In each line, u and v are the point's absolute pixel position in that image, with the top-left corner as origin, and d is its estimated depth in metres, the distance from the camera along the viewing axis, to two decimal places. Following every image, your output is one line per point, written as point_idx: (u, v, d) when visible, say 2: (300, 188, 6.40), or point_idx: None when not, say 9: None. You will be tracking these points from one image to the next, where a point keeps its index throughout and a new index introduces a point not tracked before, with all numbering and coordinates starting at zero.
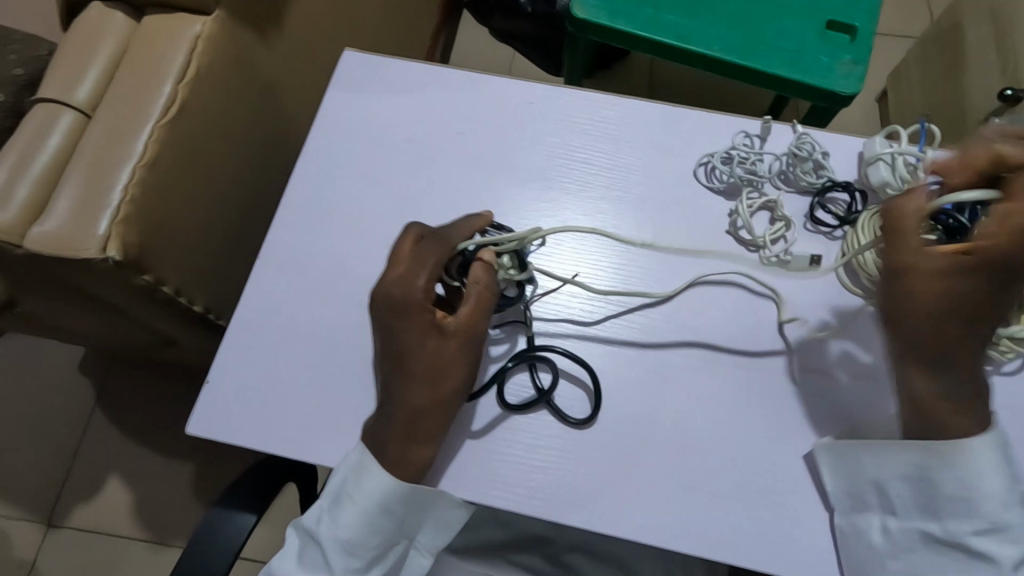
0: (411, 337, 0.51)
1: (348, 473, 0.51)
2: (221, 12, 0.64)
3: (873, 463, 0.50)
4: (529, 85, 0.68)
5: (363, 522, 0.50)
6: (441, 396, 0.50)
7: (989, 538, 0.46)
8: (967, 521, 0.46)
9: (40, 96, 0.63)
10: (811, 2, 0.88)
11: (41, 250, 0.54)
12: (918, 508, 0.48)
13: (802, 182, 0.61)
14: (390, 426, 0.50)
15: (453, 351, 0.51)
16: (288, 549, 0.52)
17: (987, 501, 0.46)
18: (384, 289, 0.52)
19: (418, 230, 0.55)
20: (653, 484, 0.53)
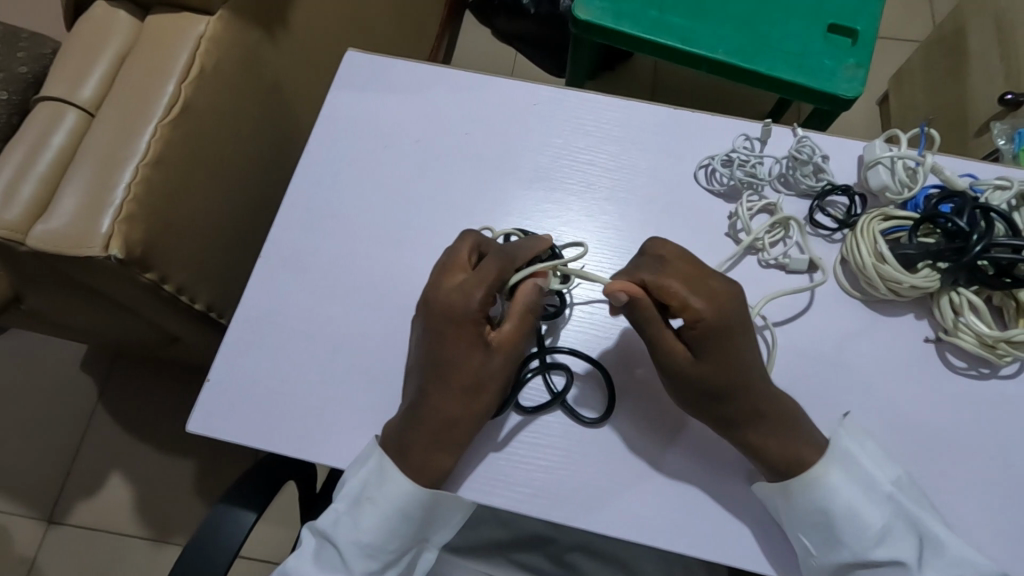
0: (458, 350, 0.51)
1: (367, 477, 0.51)
2: (225, 12, 0.64)
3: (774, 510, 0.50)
4: (532, 87, 0.68)
5: (381, 527, 0.50)
6: (474, 410, 0.51)
7: (888, 545, 0.47)
8: (863, 537, 0.47)
9: (45, 93, 0.63)
10: (814, 5, 0.88)
11: (46, 247, 0.55)
12: (821, 543, 0.48)
13: (802, 185, 0.61)
14: (416, 433, 0.51)
15: (494, 366, 0.52)
16: (303, 549, 0.53)
17: (865, 508, 0.48)
18: (438, 296, 0.52)
19: (476, 239, 0.55)
20: (653, 484, 0.53)
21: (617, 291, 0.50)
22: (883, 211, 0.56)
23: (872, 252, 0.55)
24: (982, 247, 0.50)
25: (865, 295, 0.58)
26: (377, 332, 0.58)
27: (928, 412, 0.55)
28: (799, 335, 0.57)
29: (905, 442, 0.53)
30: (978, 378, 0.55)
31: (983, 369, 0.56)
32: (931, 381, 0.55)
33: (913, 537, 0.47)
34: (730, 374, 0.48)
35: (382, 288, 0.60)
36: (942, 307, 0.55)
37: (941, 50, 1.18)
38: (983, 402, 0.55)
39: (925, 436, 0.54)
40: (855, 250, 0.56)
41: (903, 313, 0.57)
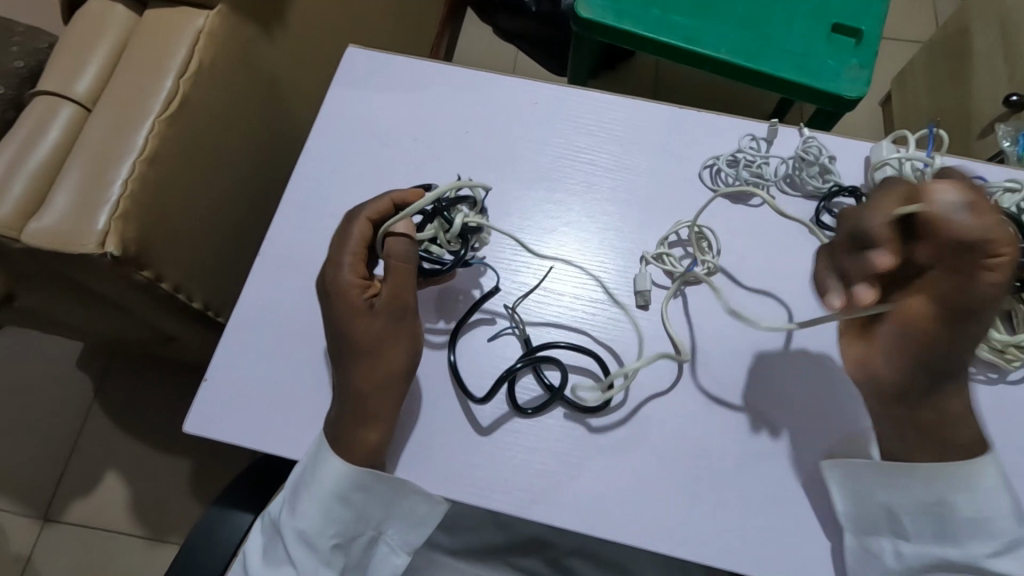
0: (347, 319, 0.52)
1: (305, 462, 0.52)
2: (224, 7, 0.63)
3: (902, 492, 0.50)
4: (535, 85, 0.67)
5: (318, 510, 0.50)
6: (382, 373, 0.51)
7: (996, 556, 0.48)
8: (983, 545, 0.48)
9: (39, 88, 0.62)
10: (819, 4, 0.87)
11: (40, 244, 0.54)
12: (933, 534, 0.50)
13: (808, 187, 0.61)
14: (364, 414, 0.50)
15: (390, 329, 0.52)
16: (253, 545, 0.53)
17: (1003, 520, 0.48)
18: (322, 277, 0.54)
19: (358, 211, 0.53)
20: (655, 490, 0.52)
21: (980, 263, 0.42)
22: None
23: None
24: None
25: None
26: None
27: None
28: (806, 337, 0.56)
29: None
30: (987, 384, 0.54)
31: (993, 374, 0.54)
32: None
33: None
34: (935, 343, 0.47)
35: None
36: None
37: (946, 51, 1.17)
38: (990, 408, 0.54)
39: None
40: None
41: None
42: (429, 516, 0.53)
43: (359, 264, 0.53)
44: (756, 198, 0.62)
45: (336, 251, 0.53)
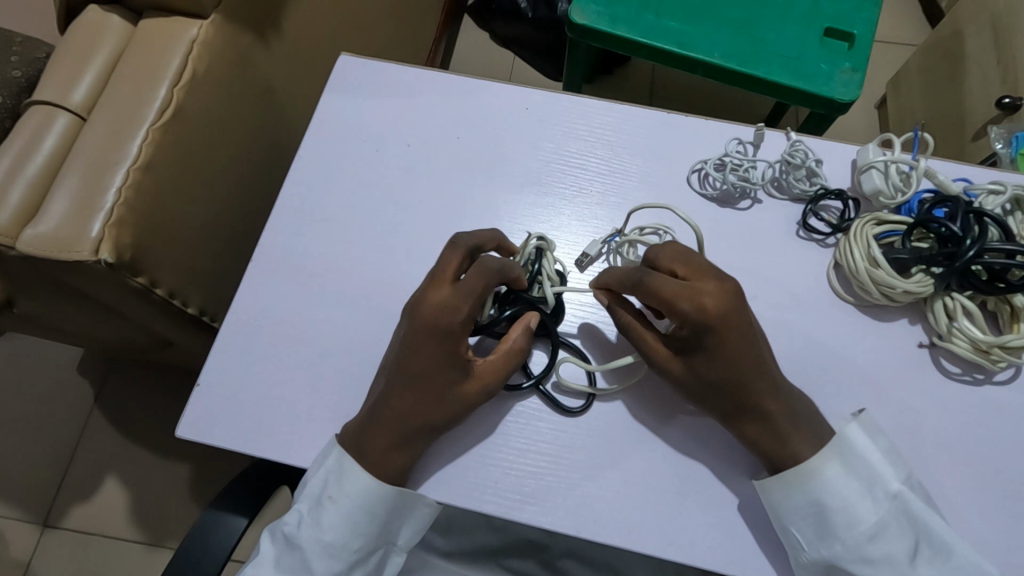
0: (433, 359, 0.50)
1: (327, 474, 0.51)
2: (218, 16, 0.64)
3: (768, 505, 0.49)
4: (525, 91, 0.68)
5: (344, 523, 0.50)
6: (441, 418, 0.50)
7: (882, 542, 0.46)
8: (856, 532, 0.47)
9: (35, 97, 0.63)
10: (811, 9, 0.88)
11: (35, 251, 0.54)
12: (813, 537, 0.48)
13: (794, 190, 0.61)
14: (366, 427, 0.51)
15: (468, 383, 0.51)
16: (261, 557, 0.51)
17: (859, 503, 0.47)
18: (420, 311, 0.51)
19: (495, 271, 0.51)
20: (644, 491, 0.52)
21: (709, 284, 0.48)
22: (876, 215, 0.56)
23: (865, 257, 0.54)
24: (975, 252, 0.49)
25: (859, 300, 0.57)
26: (367, 337, 0.58)
27: (927, 416, 0.54)
28: (793, 337, 0.57)
29: (901, 448, 0.53)
30: (972, 384, 0.55)
31: (977, 375, 0.55)
32: (927, 386, 0.55)
33: (912, 536, 0.46)
34: (760, 377, 0.48)
35: (372, 293, 0.60)
36: (932, 312, 0.54)
37: (940, 55, 1.17)
38: (977, 408, 0.54)
39: (920, 440, 0.53)
40: (848, 254, 0.55)
41: (895, 318, 0.57)
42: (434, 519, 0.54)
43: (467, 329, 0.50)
44: (744, 202, 0.62)
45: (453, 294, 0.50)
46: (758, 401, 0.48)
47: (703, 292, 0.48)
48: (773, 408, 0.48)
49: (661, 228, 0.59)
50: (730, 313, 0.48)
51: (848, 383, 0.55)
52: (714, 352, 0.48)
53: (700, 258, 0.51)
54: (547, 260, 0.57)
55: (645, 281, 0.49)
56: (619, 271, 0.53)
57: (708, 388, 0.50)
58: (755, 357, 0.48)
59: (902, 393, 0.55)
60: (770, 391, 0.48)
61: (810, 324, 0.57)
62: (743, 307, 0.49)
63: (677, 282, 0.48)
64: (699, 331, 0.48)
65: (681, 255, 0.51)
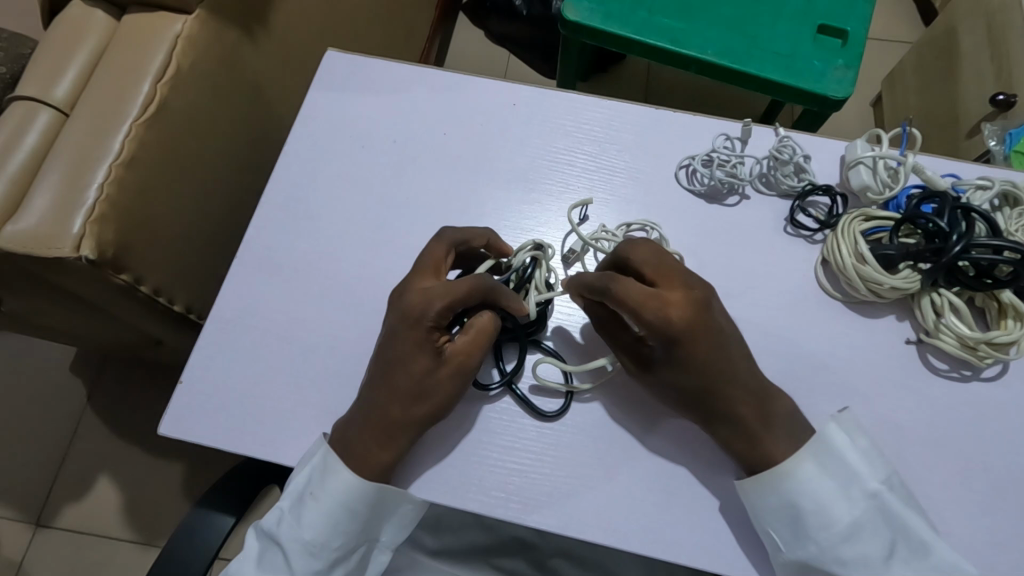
0: (409, 347, 0.50)
1: (312, 471, 0.51)
2: (203, 11, 0.63)
3: (747, 506, 0.49)
4: (513, 87, 0.67)
5: (326, 521, 0.49)
6: (415, 409, 0.50)
7: (857, 543, 0.46)
8: (830, 533, 0.46)
9: (18, 93, 0.62)
10: (803, 6, 0.88)
11: (14, 247, 0.54)
12: (789, 538, 0.48)
13: (783, 186, 0.61)
14: (355, 426, 0.50)
15: (440, 371, 0.50)
16: (244, 554, 0.51)
17: (834, 504, 0.46)
18: (401, 300, 0.52)
19: (489, 284, 0.50)
20: (629, 488, 0.52)
21: (678, 299, 0.48)
22: (864, 211, 0.56)
23: (853, 253, 0.54)
24: (961, 247, 0.49)
25: (847, 297, 0.57)
26: (351, 334, 0.58)
27: (914, 413, 0.54)
28: (780, 334, 0.56)
29: (888, 445, 0.52)
30: (960, 380, 0.55)
31: (966, 371, 0.55)
32: (914, 383, 0.55)
33: (889, 536, 0.45)
34: (737, 379, 0.48)
35: (359, 290, 0.59)
36: (920, 309, 0.54)
37: (934, 52, 1.17)
38: (965, 405, 0.54)
39: (907, 437, 0.53)
40: (836, 250, 0.55)
41: (884, 315, 0.57)
42: (418, 516, 0.53)
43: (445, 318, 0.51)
44: (732, 198, 0.62)
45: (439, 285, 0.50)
46: (734, 408, 0.48)
47: (674, 304, 0.47)
48: (749, 412, 0.48)
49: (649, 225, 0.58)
50: (698, 323, 0.48)
51: (835, 380, 0.55)
52: (688, 362, 0.48)
53: (675, 263, 0.50)
54: (541, 270, 0.56)
55: (613, 291, 0.47)
56: (588, 277, 0.50)
57: (683, 397, 0.50)
58: (731, 364, 0.48)
59: (890, 390, 0.54)
60: (748, 399, 0.48)
61: (797, 320, 0.57)
62: (711, 314, 0.48)
63: (648, 291, 0.47)
64: (667, 342, 0.48)
65: (658, 259, 0.50)
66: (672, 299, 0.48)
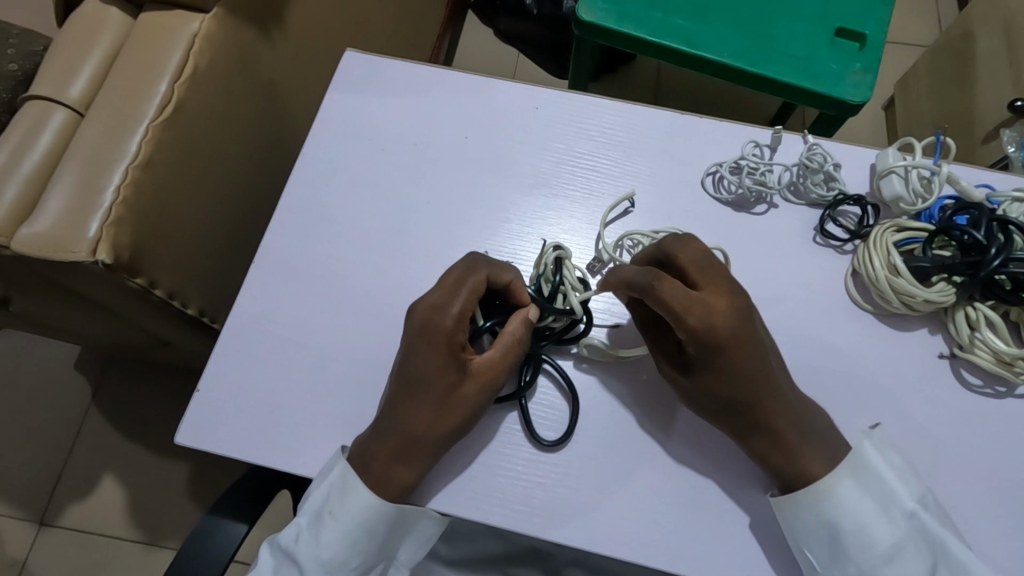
0: (434, 362, 0.49)
1: (330, 489, 0.49)
2: (221, 9, 0.62)
3: (782, 523, 0.48)
4: (535, 90, 0.66)
5: (343, 541, 0.48)
6: (446, 425, 0.49)
7: (899, 564, 0.45)
8: (871, 554, 0.45)
9: (31, 92, 0.61)
10: (822, 8, 0.86)
11: (31, 250, 0.53)
12: (828, 559, 0.46)
13: (812, 195, 0.59)
14: (376, 443, 0.49)
15: (468, 384, 0.49)
16: (260, 569, 0.50)
17: (875, 523, 0.45)
18: (420, 312, 0.49)
19: (484, 266, 0.51)
20: (655, 502, 0.51)
21: (718, 304, 0.46)
22: (896, 221, 0.54)
23: (886, 265, 0.53)
24: (1000, 261, 0.48)
25: (877, 309, 0.56)
26: (371, 341, 0.57)
27: (945, 429, 0.52)
28: (808, 346, 0.55)
29: (918, 461, 0.51)
30: (994, 397, 0.53)
31: (999, 388, 0.54)
32: (945, 398, 0.53)
33: (929, 557, 0.45)
34: (771, 398, 0.47)
35: (378, 297, 0.58)
36: (953, 323, 0.53)
37: (949, 56, 1.16)
38: (997, 422, 0.53)
39: (937, 453, 0.52)
40: (868, 262, 0.54)
41: (915, 328, 0.56)
42: (435, 534, 0.52)
43: (465, 325, 0.49)
44: (759, 206, 0.61)
45: (443, 292, 0.49)
46: (765, 424, 0.47)
47: (716, 307, 0.46)
48: (783, 432, 0.47)
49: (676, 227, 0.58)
50: (740, 332, 0.46)
51: (865, 393, 0.54)
52: (724, 370, 0.47)
53: (716, 267, 0.48)
54: (569, 269, 0.55)
55: (654, 290, 0.46)
56: (628, 274, 0.49)
57: (718, 406, 0.48)
58: (767, 379, 0.47)
59: (920, 405, 0.53)
60: (782, 416, 0.47)
61: (826, 332, 0.56)
62: (747, 321, 0.47)
63: (690, 295, 0.46)
64: (700, 347, 0.46)
65: (702, 260, 0.49)
66: (712, 306, 0.46)
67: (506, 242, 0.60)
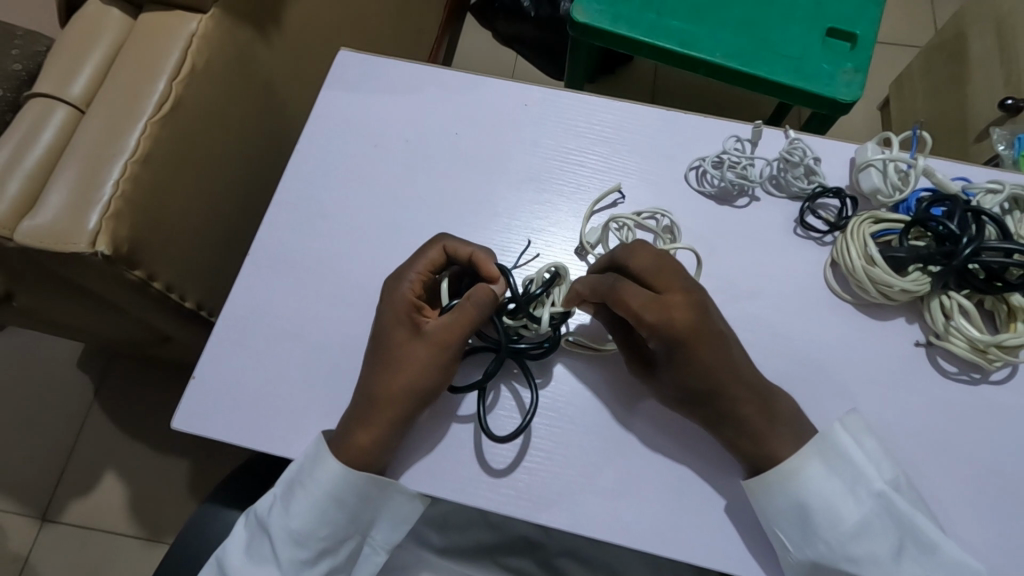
0: (388, 321, 0.53)
1: (303, 462, 0.51)
2: (218, 10, 0.64)
3: (754, 506, 0.49)
4: (526, 88, 0.68)
5: (313, 511, 0.50)
6: (392, 382, 0.50)
7: (865, 542, 0.46)
8: (838, 531, 0.46)
9: (34, 90, 0.63)
10: (813, 8, 0.88)
11: (31, 242, 0.55)
12: (798, 538, 0.48)
13: (793, 188, 0.61)
14: (357, 430, 0.50)
15: (416, 342, 0.51)
16: (235, 540, 0.52)
17: (842, 503, 0.47)
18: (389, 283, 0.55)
19: (443, 238, 0.55)
20: (638, 486, 0.52)
21: (675, 303, 0.48)
22: (874, 213, 0.56)
23: (862, 256, 0.54)
24: (972, 251, 0.50)
25: (857, 299, 0.57)
26: (362, 331, 0.58)
27: (923, 415, 0.54)
28: (789, 335, 0.56)
29: (895, 446, 0.53)
30: (969, 383, 0.55)
31: (975, 374, 0.55)
32: (923, 385, 0.55)
33: (896, 536, 0.46)
34: (740, 384, 0.48)
35: (370, 289, 0.60)
36: (930, 311, 0.54)
37: (942, 56, 1.17)
38: (974, 408, 0.54)
39: (914, 438, 0.53)
40: (845, 253, 0.55)
41: (892, 317, 0.57)
42: (411, 515, 0.53)
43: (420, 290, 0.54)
44: (742, 200, 0.62)
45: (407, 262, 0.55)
46: (733, 410, 0.48)
47: (675, 305, 0.48)
48: (750, 416, 0.48)
49: (661, 212, 0.59)
50: (699, 329, 0.48)
51: (845, 382, 0.55)
52: (689, 366, 0.48)
53: (671, 263, 0.50)
54: (560, 287, 0.55)
55: (616, 290, 0.48)
56: (586, 282, 0.51)
57: (689, 400, 0.50)
58: (732, 369, 0.48)
59: (898, 392, 0.54)
60: (749, 404, 0.48)
61: (806, 322, 0.57)
62: (710, 317, 0.48)
63: (648, 296, 0.48)
64: (669, 346, 0.48)
65: (659, 259, 0.50)
66: (670, 306, 0.48)
67: (497, 235, 0.62)
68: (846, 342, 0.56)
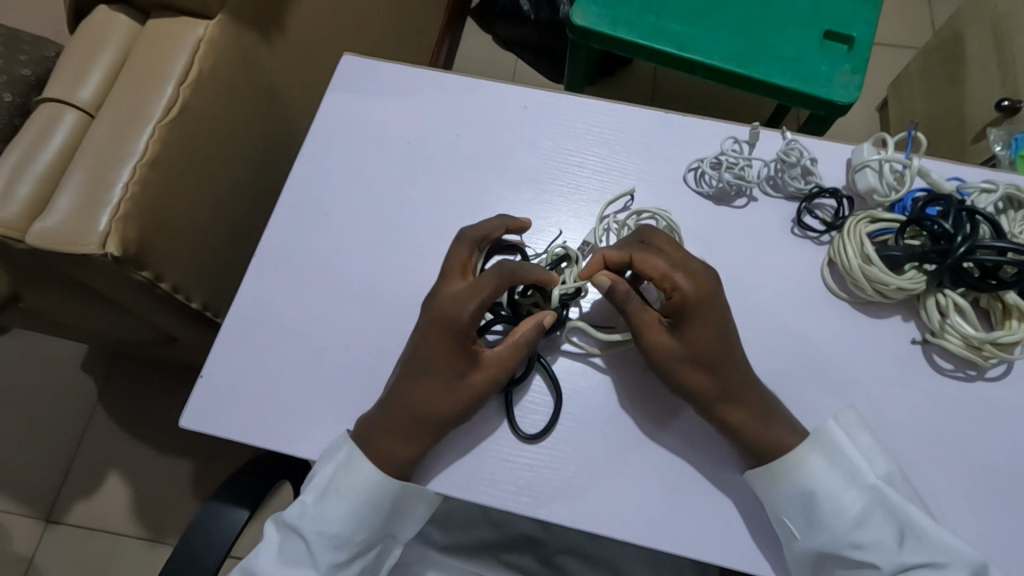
0: (441, 351, 0.51)
1: (337, 467, 0.52)
2: (223, 16, 0.65)
3: (765, 501, 0.50)
4: (525, 91, 0.69)
5: (353, 516, 0.51)
6: (440, 408, 0.51)
7: (870, 528, 0.47)
8: (845, 519, 0.47)
9: (43, 95, 0.64)
10: (810, 11, 0.89)
11: (42, 244, 0.55)
12: (810, 529, 0.48)
13: (789, 188, 0.62)
14: (379, 414, 0.52)
15: (473, 375, 0.51)
16: (265, 546, 0.52)
17: (844, 494, 0.48)
18: (438, 304, 0.52)
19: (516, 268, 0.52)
20: (638, 482, 0.53)
21: (692, 267, 0.52)
22: (871, 213, 0.57)
23: (859, 254, 0.55)
24: (966, 249, 0.50)
25: (853, 297, 0.58)
26: (366, 330, 0.59)
27: (918, 411, 0.54)
28: (786, 333, 0.57)
29: (892, 442, 0.53)
30: (965, 380, 0.56)
31: (971, 371, 0.56)
32: (918, 382, 0.55)
33: (896, 525, 0.46)
34: (735, 378, 0.50)
35: (373, 288, 0.61)
36: (926, 309, 0.55)
37: (939, 58, 1.18)
38: (969, 404, 0.55)
39: (910, 433, 0.54)
40: (842, 251, 0.56)
41: (889, 315, 0.58)
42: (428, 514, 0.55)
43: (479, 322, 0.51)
44: (740, 200, 0.63)
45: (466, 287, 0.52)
46: (725, 403, 0.50)
47: (690, 269, 0.51)
48: (746, 406, 0.50)
49: (657, 213, 0.60)
50: (712, 297, 0.51)
51: (841, 378, 0.56)
52: (705, 331, 0.50)
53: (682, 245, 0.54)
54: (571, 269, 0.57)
55: (638, 253, 0.52)
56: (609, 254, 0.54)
57: (705, 381, 0.50)
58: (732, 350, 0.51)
59: (894, 388, 0.55)
60: (747, 387, 0.50)
61: (803, 320, 0.58)
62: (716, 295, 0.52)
63: (666, 260, 0.52)
64: (686, 307, 0.50)
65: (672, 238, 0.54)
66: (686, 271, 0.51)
67: None
68: (843, 339, 0.57)
